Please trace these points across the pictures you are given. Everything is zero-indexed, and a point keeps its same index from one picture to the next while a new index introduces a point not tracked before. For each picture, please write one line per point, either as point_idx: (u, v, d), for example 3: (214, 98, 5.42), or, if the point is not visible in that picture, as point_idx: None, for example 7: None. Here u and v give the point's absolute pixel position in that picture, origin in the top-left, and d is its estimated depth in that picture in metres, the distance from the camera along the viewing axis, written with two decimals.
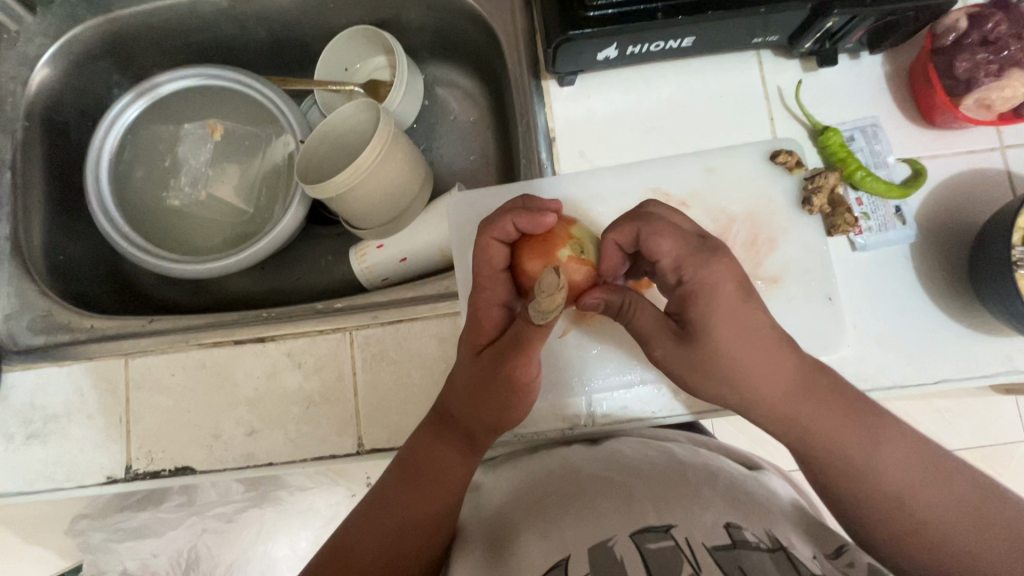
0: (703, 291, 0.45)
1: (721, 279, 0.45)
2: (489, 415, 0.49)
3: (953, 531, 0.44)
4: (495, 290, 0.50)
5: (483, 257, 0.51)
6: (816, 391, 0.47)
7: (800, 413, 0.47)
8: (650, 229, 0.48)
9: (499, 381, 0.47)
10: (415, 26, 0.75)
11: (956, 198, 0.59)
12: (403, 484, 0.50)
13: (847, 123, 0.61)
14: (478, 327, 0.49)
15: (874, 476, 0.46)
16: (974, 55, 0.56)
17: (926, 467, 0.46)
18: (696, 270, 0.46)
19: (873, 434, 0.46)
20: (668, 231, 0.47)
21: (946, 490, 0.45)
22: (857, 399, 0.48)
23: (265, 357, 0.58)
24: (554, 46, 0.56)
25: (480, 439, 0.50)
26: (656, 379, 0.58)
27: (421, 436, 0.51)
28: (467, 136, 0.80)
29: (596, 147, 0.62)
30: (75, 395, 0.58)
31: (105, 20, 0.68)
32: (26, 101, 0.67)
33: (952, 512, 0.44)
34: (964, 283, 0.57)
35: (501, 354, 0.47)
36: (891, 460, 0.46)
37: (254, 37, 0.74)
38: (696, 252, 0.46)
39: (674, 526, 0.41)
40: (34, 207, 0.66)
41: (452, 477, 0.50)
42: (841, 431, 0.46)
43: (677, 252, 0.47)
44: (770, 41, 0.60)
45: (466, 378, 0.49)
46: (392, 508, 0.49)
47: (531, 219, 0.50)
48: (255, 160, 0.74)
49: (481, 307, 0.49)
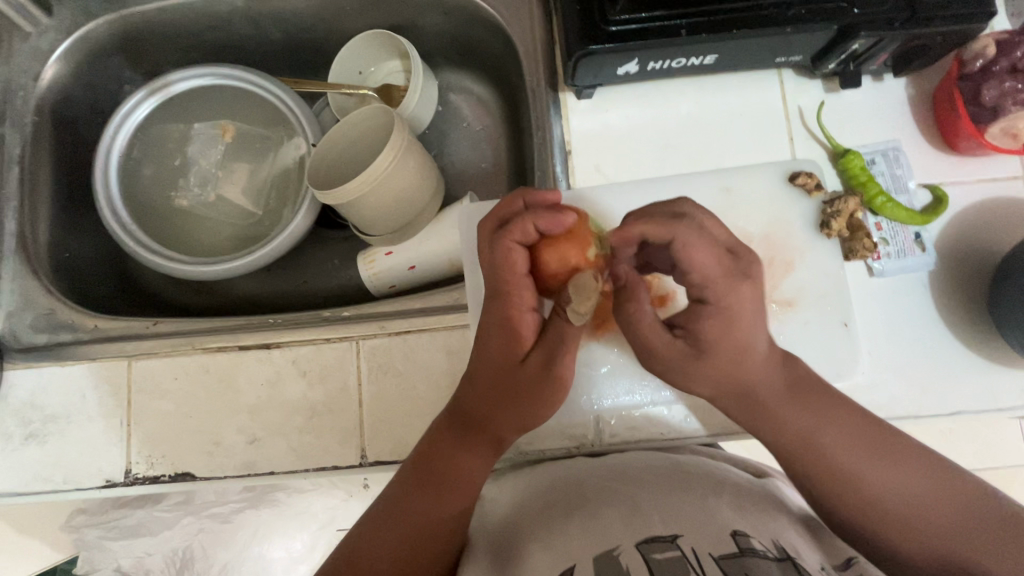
0: (728, 312, 0.43)
1: (739, 302, 0.43)
2: (518, 420, 0.48)
3: (902, 506, 0.44)
4: (525, 296, 0.47)
5: (503, 262, 0.47)
6: (773, 374, 0.46)
7: (761, 396, 0.46)
8: (684, 240, 0.44)
9: (548, 382, 0.46)
10: (432, 32, 0.74)
11: (976, 227, 0.58)
12: (415, 489, 0.48)
13: (868, 146, 0.60)
14: (517, 337, 0.46)
15: (818, 454, 0.46)
16: (1001, 83, 0.55)
17: (869, 440, 0.46)
18: (722, 291, 0.43)
19: (821, 415, 0.46)
20: (699, 243, 0.43)
21: (895, 465, 0.45)
22: (822, 390, 0.47)
23: (270, 364, 0.58)
24: (573, 60, 0.55)
25: (504, 440, 0.50)
26: (666, 400, 0.57)
27: (437, 443, 0.49)
28: (480, 144, 0.79)
29: (612, 162, 0.62)
30: (76, 396, 0.58)
31: (118, 16, 0.68)
32: (36, 95, 0.66)
33: (901, 485, 0.44)
34: (983, 312, 0.57)
35: (550, 356, 0.46)
36: (834, 437, 0.46)
37: (269, 38, 0.74)
38: (725, 273, 0.44)
39: (681, 535, 0.40)
40: (41, 203, 0.65)
41: (469, 479, 0.49)
42: (805, 424, 0.46)
43: (705, 268, 0.43)
44: (793, 60, 0.59)
45: (500, 386, 0.47)
46: (401, 507, 0.48)
47: (553, 218, 0.46)
48: (266, 162, 0.73)
49: (517, 316, 0.46)
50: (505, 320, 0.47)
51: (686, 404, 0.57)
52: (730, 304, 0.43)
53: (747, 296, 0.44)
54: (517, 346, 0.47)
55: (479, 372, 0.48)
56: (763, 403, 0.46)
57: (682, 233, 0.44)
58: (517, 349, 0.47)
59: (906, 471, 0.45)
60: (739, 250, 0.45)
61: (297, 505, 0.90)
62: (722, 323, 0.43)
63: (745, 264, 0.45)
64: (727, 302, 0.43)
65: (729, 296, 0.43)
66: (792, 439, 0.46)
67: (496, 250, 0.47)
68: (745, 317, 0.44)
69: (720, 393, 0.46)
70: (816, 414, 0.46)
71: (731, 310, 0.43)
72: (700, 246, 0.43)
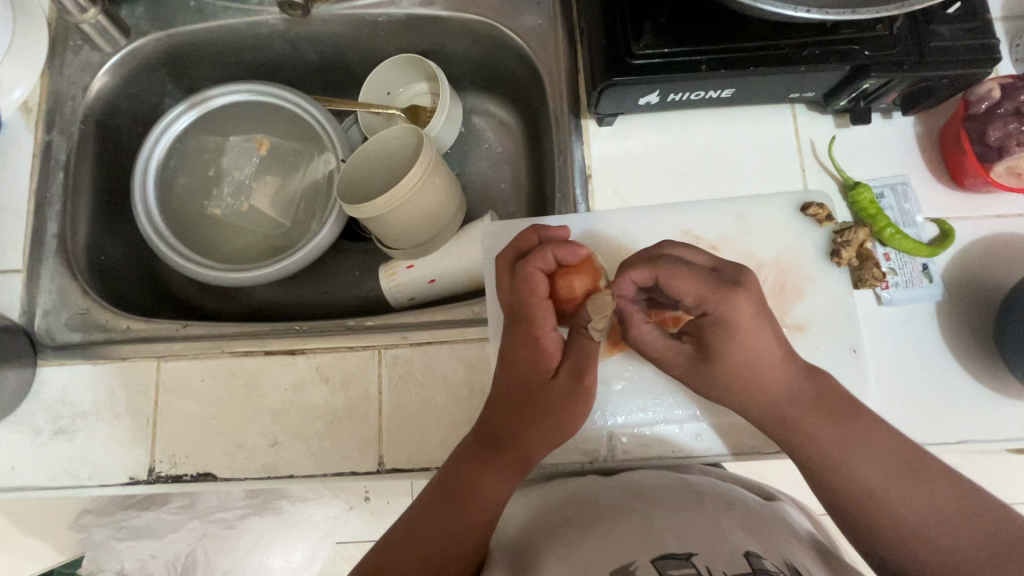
0: (721, 325, 0.47)
1: (740, 312, 0.47)
2: (547, 434, 0.51)
3: (935, 533, 0.44)
4: (548, 316, 0.50)
5: (527, 287, 0.50)
6: (799, 394, 0.49)
7: (787, 412, 0.48)
8: (667, 269, 0.47)
9: (578, 394, 0.50)
10: (460, 57, 0.78)
11: (981, 261, 0.60)
12: (440, 506, 0.50)
13: (877, 179, 0.62)
14: (545, 354, 0.50)
15: (853, 476, 0.47)
16: (1006, 125, 0.57)
17: (906, 465, 0.46)
18: (718, 305, 0.47)
19: (841, 427, 0.48)
20: (684, 269, 0.47)
21: (930, 491, 0.45)
22: (839, 401, 0.49)
23: (294, 369, 0.60)
24: (598, 90, 0.58)
25: (531, 460, 0.51)
26: (678, 419, 0.58)
27: (464, 459, 0.51)
28: (500, 164, 0.82)
29: (630, 186, 0.64)
30: (106, 394, 0.60)
31: (166, 34, 0.71)
32: (84, 105, 0.70)
33: (935, 512, 0.45)
34: (988, 345, 0.58)
35: (578, 368, 0.50)
36: (866, 456, 0.47)
37: (305, 58, 0.77)
38: (715, 287, 0.47)
39: (695, 554, 0.41)
40: (82, 207, 0.68)
41: (492, 500, 0.50)
42: (824, 432, 0.48)
43: (696, 287, 0.47)
44: (806, 96, 0.62)
45: (528, 397, 0.51)
46: (428, 529, 0.49)
47: (570, 249, 0.50)
48: (297, 175, 0.76)
49: (542, 336, 0.50)
50: (533, 340, 0.50)
51: (696, 423, 0.58)
52: (730, 317, 0.46)
53: (744, 304, 0.47)
54: (546, 362, 0.51)
55: (507, 390, 0.51)
56: (791, 418, 0.48)
57: (665, 264, 0.48)
58: (542, 366, 0.51)
59: (943, 499, 0.45)
60: (721, 270, 0.49)
61: (301, 514, 0.92)
62: (727, 331, 0.47)
63: (729, 275, 0.49)
64: (722, 314, 0.47)
65: (725, 308, 0.46)
66: (821, 450, 0.47)
67: (519, 276, 0.51)
68: (747, 326, 0.47)
69: (759, 412, 0.49)
70: (848, 432, 0.47)
71: (729, 318, 0.46)
72: (686, 272, 0.47)
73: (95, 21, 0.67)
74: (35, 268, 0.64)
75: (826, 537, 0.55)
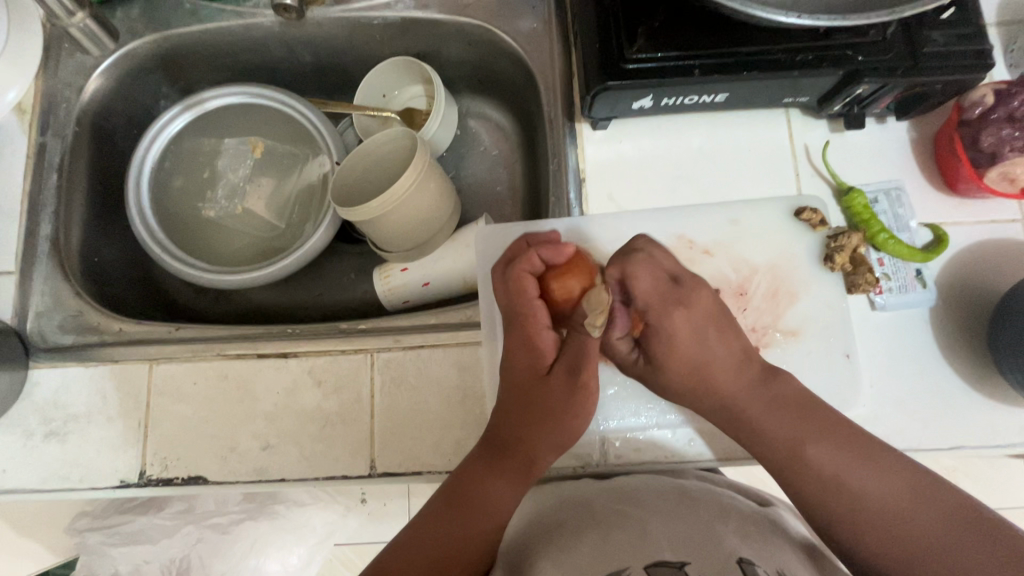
0: (661, 334, 0.51)
1: (680, 326, 0.50)
2: (550, 434, 0.51)
3: (893, 518, 0.45)
4: (542, 316, 0.51)
5: (516, 290, 0.52)
6: (750, 388, 0.50)
7: (740, 408, 0.50)
8: (632, 266, 0.51)
9: (575, 394, 0.50)
10: (455, 60, 0.78)
11: (975, 266, 0.60)
12: (449, 508, 0.50)
13: (871, 184, 0.62)
14: (540, 353, 0.51)
15: (809, 465, 0.47)
16: (999, 131, 0.57)
17: (862, 452, 0.47)
18: (660, 314, 0.51)
19: (800, 421, 0.49)
20: (643, 271, 0.51)
21: (887, 477, 0.46)
22: (794, 394, 0.50)
23: (287, 373, 0.59)
24: (591, 94, 0.58)
25: (537, 465, 0.51)
26: (671, 424, 0.58)
27: (473, 465, 0.51)
28: (496, 167, 0.82)
29: (624, 191, 0.64)
30: (98, 397, 0.59)
31: (161, 36, 0.71)
32: (79, 107, 0.70)
33: (892, 496, 0.46)
34: (983, 350, 0.58)
35: (573, 370, 0.50)
36: (824, 445, 0.48)
37: (300, 61, 0.77)
38: (663, 297, 0.51)
39: (688, 562, 0.41)
40: (76, 209, 0.68)
41: (500, 505, 0.50)
42: (779, 426, 0.49)
43: (650, 291, 0.50)
44: (800, 101, 0.62)
45: (526, 394, 0.51)
46: (438, 532, 0.49)
47: (555, 249, 0.52)
48: (291, 177, 0.76)
49: (537, 335, 0.51)
50: (528, 339, 0.51)
51: (690, 428, 0.58)
52: (668, 329, 0.50)
53: (683, 319, 0.50)
54: (541, 360, 0.52)
55: (509, 391, 0.52)
56: (743, 415, 0.50)
57: (631, 263, 0.51)
58: (540, 363, 0.52)
59: (899, 485, 0.46)
60: (682, 280, 0.52)
61: (296, 518, 0.91)
62: (669, 341, 0.51)
63: (686, 290, 0.51)
64: (661, 326, 0.51)
65: (664, 321, 0.50)
66: (777, 446, 0.48)
67: (509, 279, 0.53)
68: (686, 337, 0.50)
69: (706, 412, 0.51)
70: (804, 422, 0.49)
71: (667, 330, 0.50)
72: (646, 273, 0.51)
73: (83, 24, 0.66)
74: (28, 270, 0.64)
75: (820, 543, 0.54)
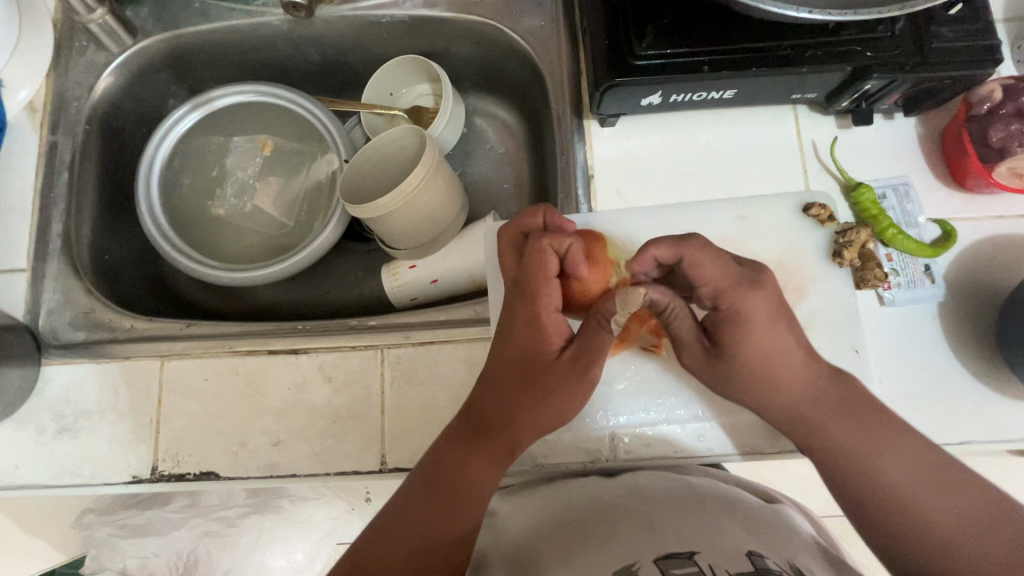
0: (736, 319, 0.48)
1: (754, 312, 0.48)
2: (544, 420, 0.50)
3: (967, 540, 0.43)
4: (553, 295, 0.50)
5: (537, 264, 0.50)
6: (819, 391, 0.49)
7: (807, 410, 0.49)
8: (692, 255, 0.49)
9: (580, 382, 0.49)
10: (463, 58, 0.78)
11: (984, 261, 0.60)
12: (425, 496, 0.49)
13: (879, 180, 0.63)
14: (545, 336, 0.50)
15: (875, 478, 0.46)
16: (1008, 126, 0.58)
17: (934, 474, 0.45)
18: (734, 300, 0.48)
19: (863, 429, 0.47)
20: (707, 256, 0.49)
21: (960, 501, 0.44)
22: (862, 400, 0.49)
23: (297, 369, 0.60)
24: (600, 90, 0.58)
25: (520, 447, 0.51)
26: (680, 419, 0.58)
27: (455, 450, 0.50)
28: (503, 165, 0.82)
29: (632, 187, 0.64)
30: (110, 393, 0.60)
31: (171, 34, 0.72)
32: (89, 106, 0.70)
33: (964, 523, 0.43)
34: (991, 345, 0.58)
35: (577, 359, 0.49)
36: (887, 456, 0.46)
37: (308, 59, 0.78)
38: (736, 283, 0.48)
39: (698, 552, 0.41)
40: (87, 207, 0.69)
41: (481, 492, 0.49)
42: (845, 432, 0.47)
43: (717, 279, 0.49)
44: (808, 97, 0.62)
45: (521, 373, 0.50)
46: (409, 520, 0.47)
47: (561, 217, 0.54)
48: (299, 175, 0.77)
49: (545, 316, 0.50)
50: (531, 320, 0.50)
51: (699, 423, 0.58)
52: (743, 315, 0.48)
53: (760, 303, 0.48)
54: (543, 346, 0.50)
55: (503, 373, 0.51)
56: (809, 416, 0.48)
57: (691, 245, 0.49)
58: (545, 346, 0.50)
59: (969, 506, 0.44)
60: (743, 265, 0.50)
61: (301, 514, 0.91)
62: (741, 330, 0.48)
63: (752, 272, 0.50)
64: (737, 307, 0.48)
65: (739, 304, 0.48)
66: (836, 450, 0.48)
67: (530, 252, 0.51)
68: (761, 324, 0.48)
69: (772, 412, 0.50)
70: (867, 431, 0.47)
71: (744, 313, 0.48)
72: (709, 260, 0.49)
73: (103, 21, 0.69)
74: (39, 268, 0.64)
75: (829, 540, 0.54)
